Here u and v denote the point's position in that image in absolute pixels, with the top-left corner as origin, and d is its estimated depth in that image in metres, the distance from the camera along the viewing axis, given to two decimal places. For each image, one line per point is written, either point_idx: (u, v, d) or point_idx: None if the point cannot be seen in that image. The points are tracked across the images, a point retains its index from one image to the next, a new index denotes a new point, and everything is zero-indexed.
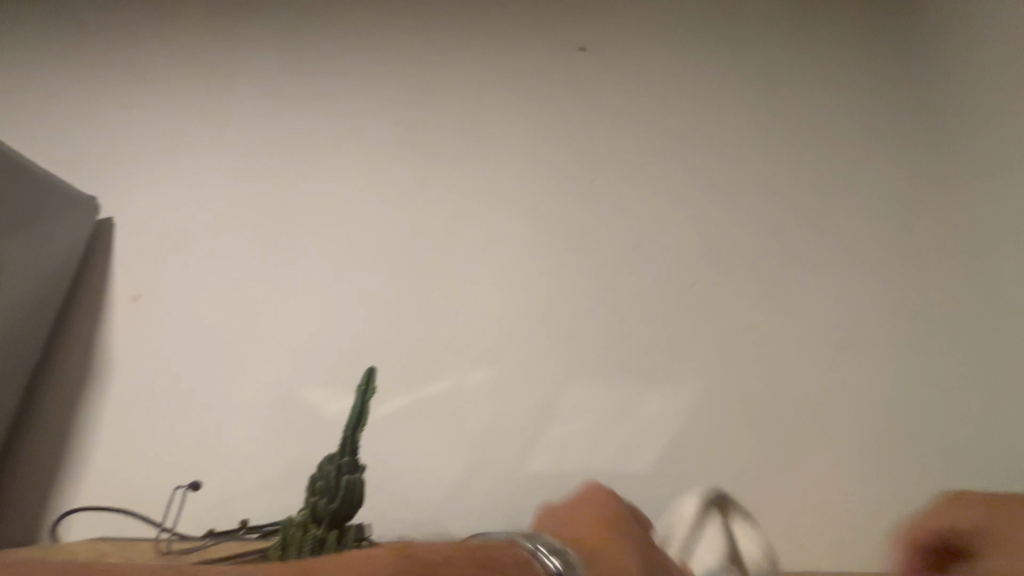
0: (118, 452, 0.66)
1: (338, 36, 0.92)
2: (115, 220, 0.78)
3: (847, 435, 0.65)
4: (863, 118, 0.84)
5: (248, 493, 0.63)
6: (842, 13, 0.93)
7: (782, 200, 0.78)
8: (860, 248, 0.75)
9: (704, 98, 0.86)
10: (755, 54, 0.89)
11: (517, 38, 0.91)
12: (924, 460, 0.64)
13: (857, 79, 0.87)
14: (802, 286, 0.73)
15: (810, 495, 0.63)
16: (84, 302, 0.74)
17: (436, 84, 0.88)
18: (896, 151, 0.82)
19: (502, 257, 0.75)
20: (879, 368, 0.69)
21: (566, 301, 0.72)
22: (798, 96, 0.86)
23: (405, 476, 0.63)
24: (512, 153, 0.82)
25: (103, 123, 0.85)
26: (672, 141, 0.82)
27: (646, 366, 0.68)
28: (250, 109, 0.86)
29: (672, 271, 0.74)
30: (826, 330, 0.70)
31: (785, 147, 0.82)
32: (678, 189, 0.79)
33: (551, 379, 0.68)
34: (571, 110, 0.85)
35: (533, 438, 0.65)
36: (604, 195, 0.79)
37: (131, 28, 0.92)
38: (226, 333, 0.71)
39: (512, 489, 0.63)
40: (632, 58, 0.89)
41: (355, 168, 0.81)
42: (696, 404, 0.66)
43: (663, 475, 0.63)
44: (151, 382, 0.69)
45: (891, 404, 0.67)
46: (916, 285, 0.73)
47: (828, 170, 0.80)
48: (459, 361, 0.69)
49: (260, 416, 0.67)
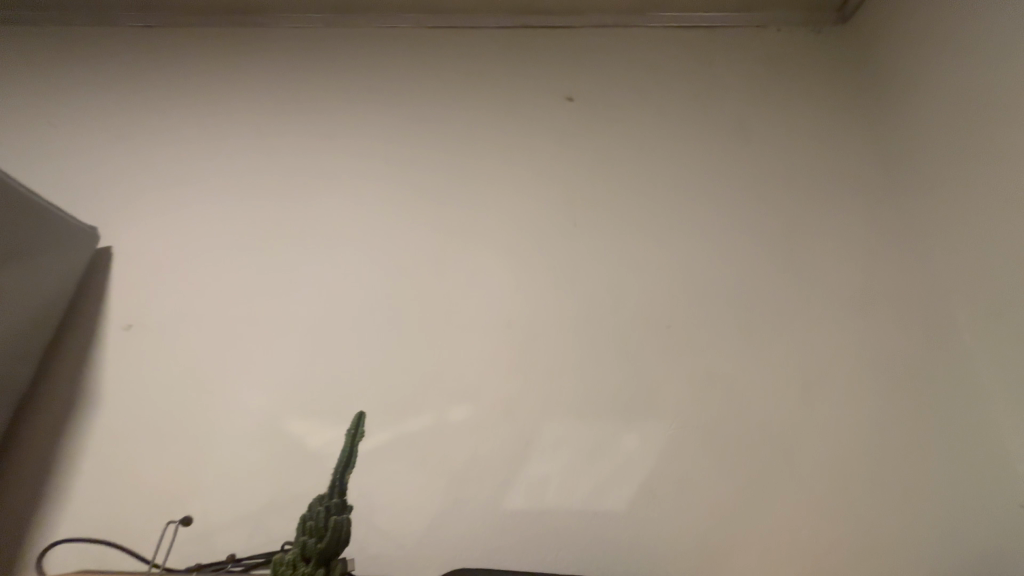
0: (102, 481, 0.66)
1: (337, 79, 0.96)
2: (113, 250, 0.80)
3: (815, 475, 0.68)
4: (831, 171, 0.90)
5: (234, 526, 0.64)
6: (808, 72, 0.99)
7: (754, 247, 0.83)
8: (828, 296, 0.79)
9: (682, 148, 0.91)
10: (730, 107, 0.95)
11: (507, 87, 0.96)
12: (889, 500, 0.67)
13: (823, 134, 0.93)
14: (773, 331, 0.77)
15: (780, 533, 0.65)
16: (76, 329, 0.74)
17: (429, 127, 0.92)
18: (861, 201, 0.87)
19: (487, 295, 0.78)
20: (846, 412, 0.72)
21: (547, 340, 0.75)
22: (770, 148, 0.91)
23: (386, 509, 0.65)
24: (502, 195, 0.86)
25: (103, 155, 0.87)
26: (652, 189, 0.87)
27: (623, 407, 0.71)
28: (250, 146, 0.89)
29: (650, 312, 0.77)
30: (795, 375, 0.74)
31: (757, 197, 0.87)
32: (658, 233, 0.83)
33: (531, 416, 0.70)
34: (556, 156, 0.89)
35: (512, 475, 0.67)
36: (588, 237, 0.82)
37: (137, 67, 0.95)
38: (214, 365, 0.73)
39: (492, 525, 0.64)
40: (615, 108, 0.94)
41: (350, 205, 0.84)
42: (671, 442, 0.69)
43: (640, 511, 0.65)
44: (139, 412, 0.70)
45: (857, 449, 0.70)
46: (880, 330, 0.77)
47: (798, 219, 0.85)
48: (441, 396, 0.71)
49: (246, 448, 0.68)
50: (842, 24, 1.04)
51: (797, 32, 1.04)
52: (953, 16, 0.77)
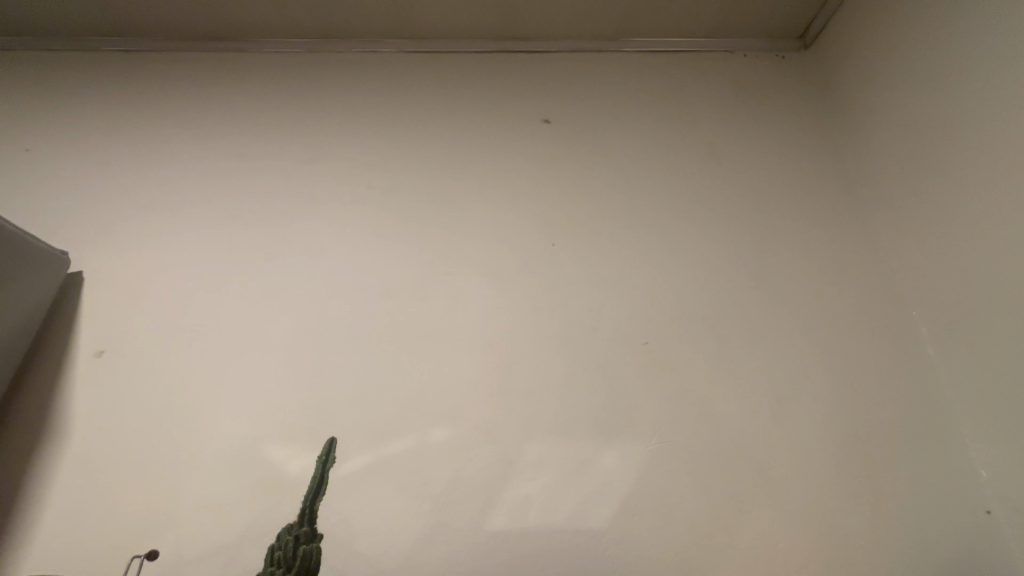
0: (66, 515, 0.63)
1: (316, 104, 0.97)
2: (86, 274, 0.78)
3: (791, 489, 0.69)
4: (800, 189, 0.93)
5: (210, 557, 0.62)
6: (776, 95, 1.03)
7: (727, 264, 0.85)
8: (800, 311, 0.81)
9: (656, 169, 0.93)
10: (702, 129, 0.98)
11: (485, 110, 0.98)
12: (864, 510, 0.68)
13: (790, 154, 0.96)
14: (749, 346, 0.78)
15: (759, 549, 0.65)
16: (46, 356, 0.72)
17: (407, 152, 0.93)
18: (828, 220, 0.90)
19: (467, 316, 0.78)
20: (821, 425, 0.73)
21: (528, 359, 0.75)
22: (742, 168, 0.94)
23: (367, 535, 0.64)
24: (482, 218, 0.86)
25: (78, 180, 0.86)
26: (627, 207, 0.89)
27: (604, 424, 0.71)
28: (228, 172, 0.89)
29: (628, 332, 0.78)
30: (770, 389, 0.75)
31: (729, 215, 0.89)
32: (634, 254, 0.84)
33: (512, 437, 0.70)
34: (534, 176, 0.91)
35: (493, 495, 0.66)
36: (566, 259, 0.83)
37: (115, 91, 0.95)
38: (190, 390, 0.71)
39: (474, 547, 0.63)
40: (591, 130, 0.97)
41: (328, 230, 0.84)
42: (650, 459, 0.70)
43: (619, 531, 0.65)
44: (111, 440, 0.68)
45: (833, 462, 0.71)
46: (850, 344, 0.79)
47: (771, 236, 0.88)
48: (422, 419, 0.71)
49: (221, 476, 0.66)
50: (804, 51, 1.09)
51: (764, 57, 1.08)
52: (909, 45, 0.82)
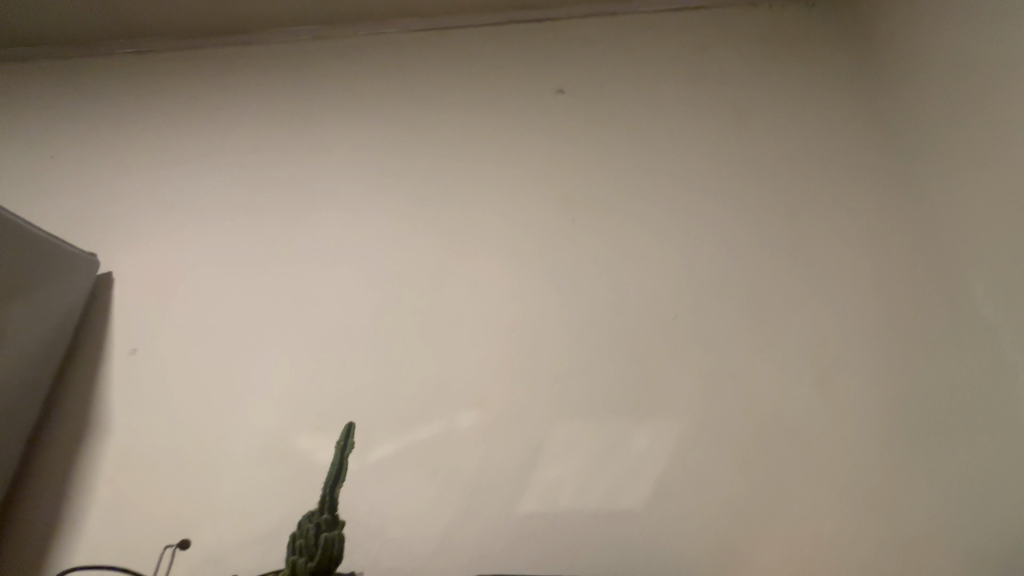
0: (108, 510, 0.65)
1: (325, 92, 0.96)
2: (115, 274, 0.80)
3: (835, 465, 0.66)
4: (834, 148, 0.87)
5: (243, 546, 0.63)
6: (805, 48, 0.97)
7: (757, 230, 0.81)
8: (838, 277, 0.77)
9: (676, 133, 0.89)
10: (725, 90, 0.93)
11: (496, 85, 0.95)
12: (914, 484, 0.65)
13: (823, 109, 0.91)
14: (783, 316, 0.74)
15: (801, 530, 0.63)
16: (82, 357, 0.74)
17: (419, 135, 0.91)
18: (867, 178, 0.84)
19: (488, 299, 0.76)
20: (864, 396, 0.69)
21: (551, 339, 0.73)
22: (769, 128, 0.89)
23: (396, 522, 0.64)
24: (497, 198, 0.84)
25: (100, 183, 0.87)
26: (647, 177, 0.85)
27: (633, 402, 0.69)
28: (242, 166, 0.89)
29: (653, 307, 0.75)
30: (809, 361, 0.71)
31: (757, 179, 0.85)
32: (658, 226, 0.81)
33: (539, 419, 0.68)
34: (549, 151, 0.88)
35: (522, 479, 0.65)
36: (586, 235, 0.81)
37: (131, 94, 0.96)
38: (217, 384, 0.72)
39: (504, 532, 0.63)
40: (607, 99, 0.93)
41: (343, 219, 0.84)
42: (682, 438, 0.67)
43: (653, 512, 0.63)
44: (147, 436, 0.70)
45: (879, 435, 0.67)
46: (893, 309, 0.75)
47: (804, 199, 0.83)
48: (446, 405, 0.70)
49: (251, 468, 0.67)
50: None
51: (792, 8, 1.01)
52: None
